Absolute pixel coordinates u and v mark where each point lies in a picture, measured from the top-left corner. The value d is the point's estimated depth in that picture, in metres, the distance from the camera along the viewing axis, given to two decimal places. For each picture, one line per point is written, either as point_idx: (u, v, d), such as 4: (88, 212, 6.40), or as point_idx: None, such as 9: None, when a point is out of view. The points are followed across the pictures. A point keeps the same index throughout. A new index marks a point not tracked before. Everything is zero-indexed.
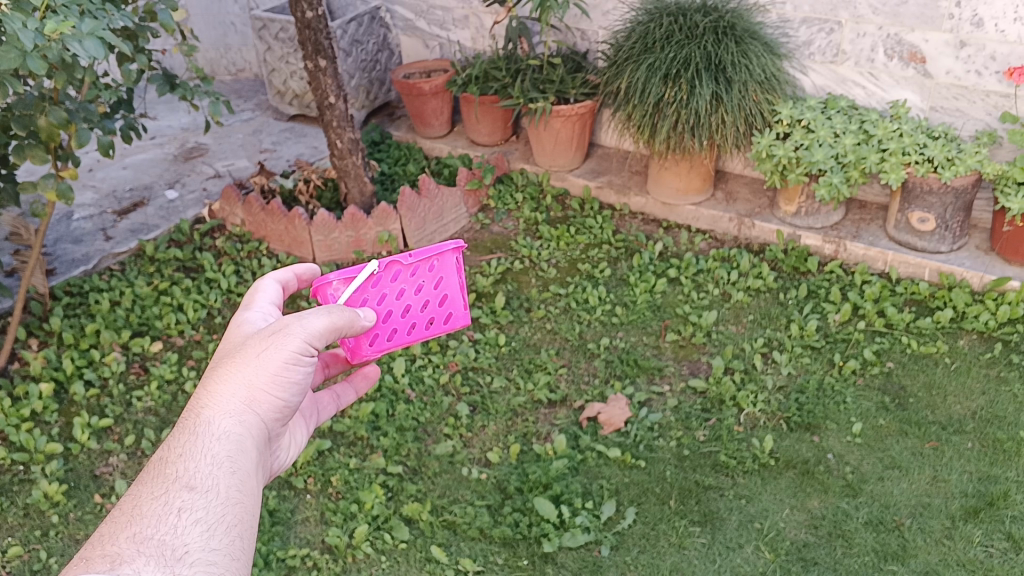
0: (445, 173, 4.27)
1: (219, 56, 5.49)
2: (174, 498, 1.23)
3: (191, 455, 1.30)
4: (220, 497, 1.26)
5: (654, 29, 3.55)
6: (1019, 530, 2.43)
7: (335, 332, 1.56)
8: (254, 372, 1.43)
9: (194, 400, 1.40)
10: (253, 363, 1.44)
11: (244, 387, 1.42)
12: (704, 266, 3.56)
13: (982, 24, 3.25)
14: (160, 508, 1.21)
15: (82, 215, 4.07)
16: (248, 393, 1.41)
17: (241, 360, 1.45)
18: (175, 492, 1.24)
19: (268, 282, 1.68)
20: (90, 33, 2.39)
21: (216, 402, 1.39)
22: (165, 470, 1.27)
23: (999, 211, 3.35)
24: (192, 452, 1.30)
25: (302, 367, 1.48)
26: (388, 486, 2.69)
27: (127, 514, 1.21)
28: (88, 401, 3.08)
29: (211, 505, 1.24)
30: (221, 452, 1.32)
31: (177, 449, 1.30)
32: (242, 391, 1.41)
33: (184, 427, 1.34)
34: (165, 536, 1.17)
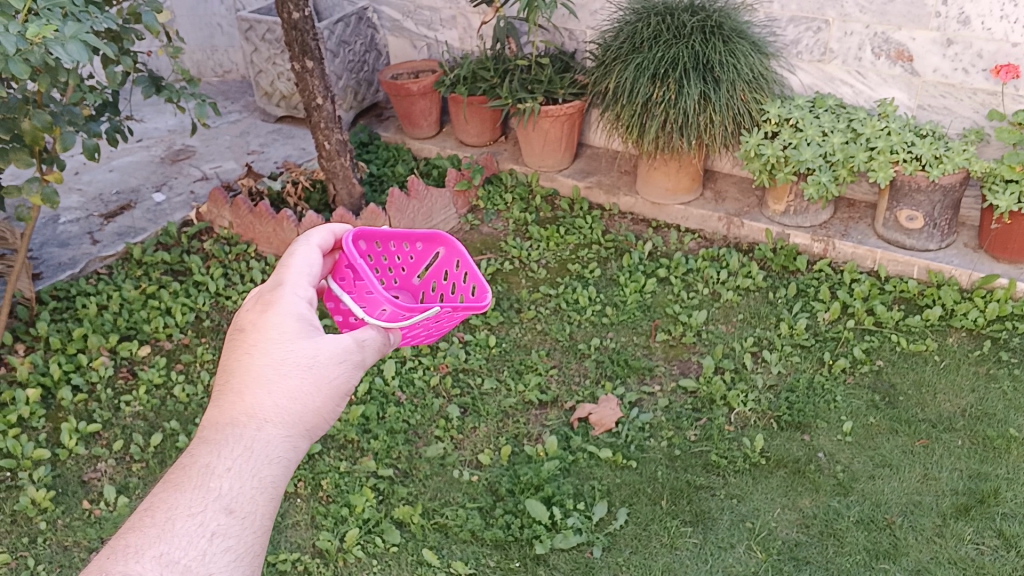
0: (434, 174, 4.26)
1: (206, 58, 5.47)
2: (210, 520, 1.04)
3: (239, 471, 1.07)
4: (256, 535, 1.08)
5: (642, 28, 3.54)
6: (1010, 527, 2.44)
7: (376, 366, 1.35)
8: (317, 394, 1.19)
9: (241, 393, 1.15)
10: (317, 381, 1.20)
11: (304, 407, 1.17)
12: (694, 266, 3.56)
13: (968, 22, 3.25)
14: (193, 529, 1.03)
15: (69, 218, 4.04)
16: (307, 415, 1.17)
17: (300, 365, 1.20)
18: (212, 513, 1.05)
19: (309, 250, 1.38)
20: (73, 37, 2.37)
21: (273, 413, 1.14)
22: (208, 483, 1.06)
23: (987, 208, 3.36)
24: (242, 467, 1.08)
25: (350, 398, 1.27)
26: (379, 489, 2.67)
27: (157, 528, 1.03)
28: (75, 407, 3.06)
29: (246, 538, 1.06)
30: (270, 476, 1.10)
31: (226, 460, 1.08)
32: (301, 408, 1.17)
33: (232, 431, 1.10)
34: (191, 564, 1.01)
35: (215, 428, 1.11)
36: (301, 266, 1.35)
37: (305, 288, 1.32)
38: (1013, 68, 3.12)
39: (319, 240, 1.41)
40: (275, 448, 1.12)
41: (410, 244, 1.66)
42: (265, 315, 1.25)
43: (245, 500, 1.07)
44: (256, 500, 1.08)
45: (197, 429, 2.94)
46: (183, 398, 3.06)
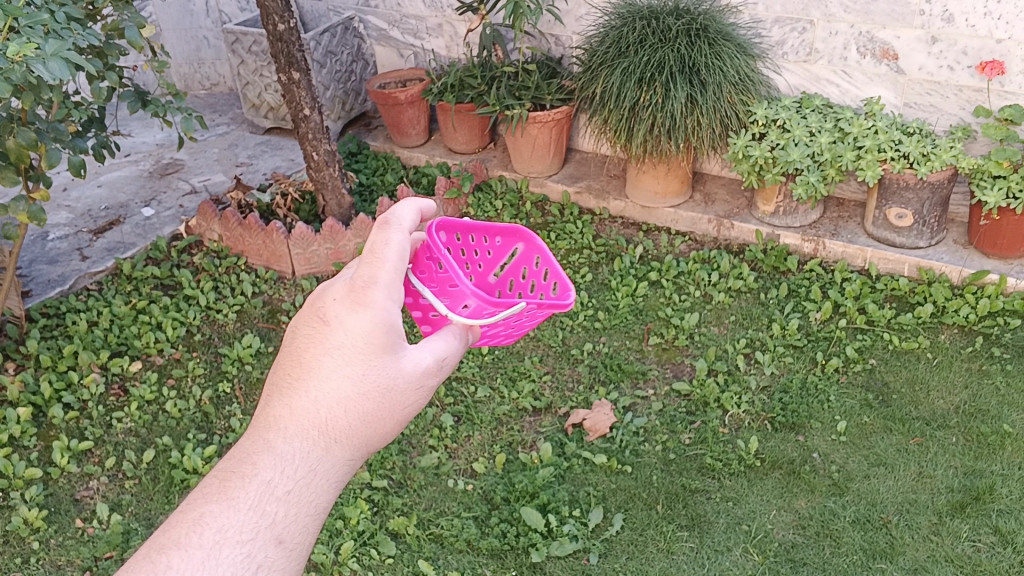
0: (424, 182, 4.25)
1: (192, 71, 5.45)
2: (258, 551, 0.84)
3: (301, 502, 0.87)
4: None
5: (627, 33, 3.54)
6: (1006, 523, 2.44)
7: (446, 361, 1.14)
8: (393, 421, 0.97)
9: (314, 399, 0.91)
10: (396, 403, 0.97)
11: (373, 436, 0.95)
12: (685, 268, 3.56)
13: (952, 20, 3.26)
14: (238, 560, 0.83)
15: (57, 235, 4.02)
16: (377, 439, 0.96)
17: (383, 378, 0.97)
18: (261, 544, 0.85)
19: (404, 215, 1.04)
20: (54, 54, 2.37)
21: (344, 437, 0.92)
22: (264, 506, 0.85)
23: (976, 205, 3.36)
24: (301, 496, 0.87)
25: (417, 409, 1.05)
26: (373, 500, 2.66)
27: (202, 552, 0.82)
28: (67, 424, 3.04)
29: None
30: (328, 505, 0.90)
31: (287, 482, 0.87)
32: (373, 432, 0.95)
33: (300, 447, 0.88)
34: None
35: (281, 438, 0.89)
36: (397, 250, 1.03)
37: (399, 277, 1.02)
38: (999, 64, 3.13)
39: (410, 219, 1.05)
40: (339, 479, 0.91)
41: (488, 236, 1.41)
42: (354, 306, 0.97)
43: (298, 531, 0.87)
44: (308, 537, 0.89)
45: (190, 444, 2.93)
46: (175, 413, 3.04)
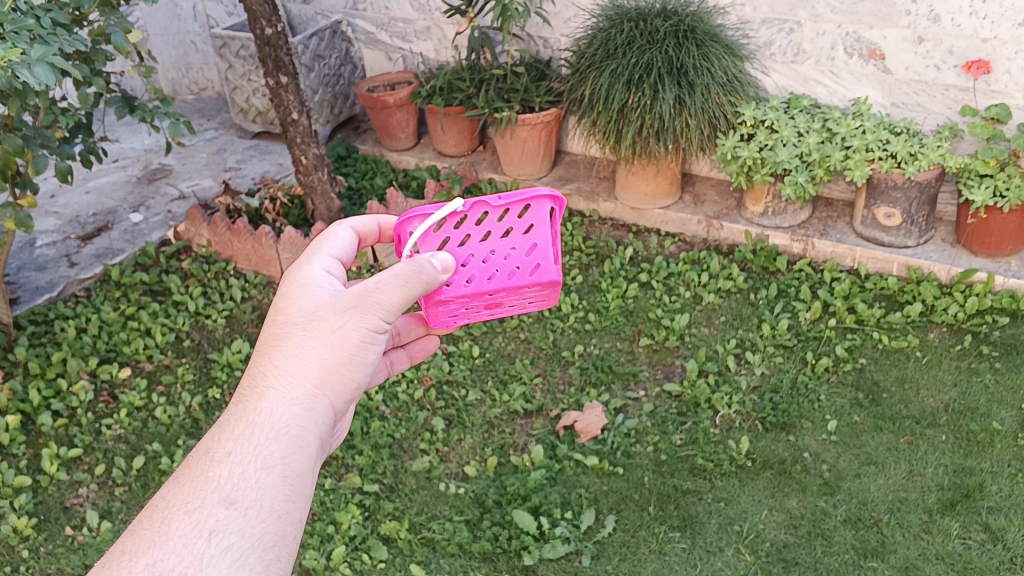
0: (413, 185, 4.25)
1: (180, 76, 5.44)
2: (208, 516, 1.11)
3: (238, 459, 1.17)
4: (258, 524, 1.13)
5: (615, 35, 3.54)
6: (996, 520, 2.45)
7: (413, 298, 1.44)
8: (323, 345, 1.32)
9: (257, 370, 1.30)
10: (326, 345, 1.33)
11: (308, 366, 1.31)
12: (675, 270, 3.56)
13: (938, 20, 3.28)
14: (190, 529, 1.09)
15: (45, 241, 4.00)
16: (315, 369, 1.31)
17: (311, 331, 1.33)
18: (208, 509, 1.12)
19: (339, 229, 1.56)
20: (40, 60, 2.35)
21: (278, 376, 1.28)
22: (207, 475, 1.15)
23: (963, 204, 3.38)
24: (239, 454, 1.18)
25: (373, 345, 1.37)
26: (365, 505, 2.66)
27: (153, 530, 1.09)
28: (56, 432, 3.03)
29: (248, 528, 1.12)
30: (274, 452, 1.20)
31: (225, 449, 1.18)
32: (307, 365, 1.30)
33: (239, 416, 1.23)
34: (186, 569, 1.05)
35: (226, 416, 1.24)
36: (328, 240, 1.54)
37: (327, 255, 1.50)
38: (985, 63, 3.15)
39: (347, 232, 1.57)
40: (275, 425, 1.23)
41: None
42: (284, 297, 1.41)
43: (240, 487, 1.15)
44: (252, 491, 1.15)
45: (180, 450, 2.92)
46: (165, 419, 3.03)
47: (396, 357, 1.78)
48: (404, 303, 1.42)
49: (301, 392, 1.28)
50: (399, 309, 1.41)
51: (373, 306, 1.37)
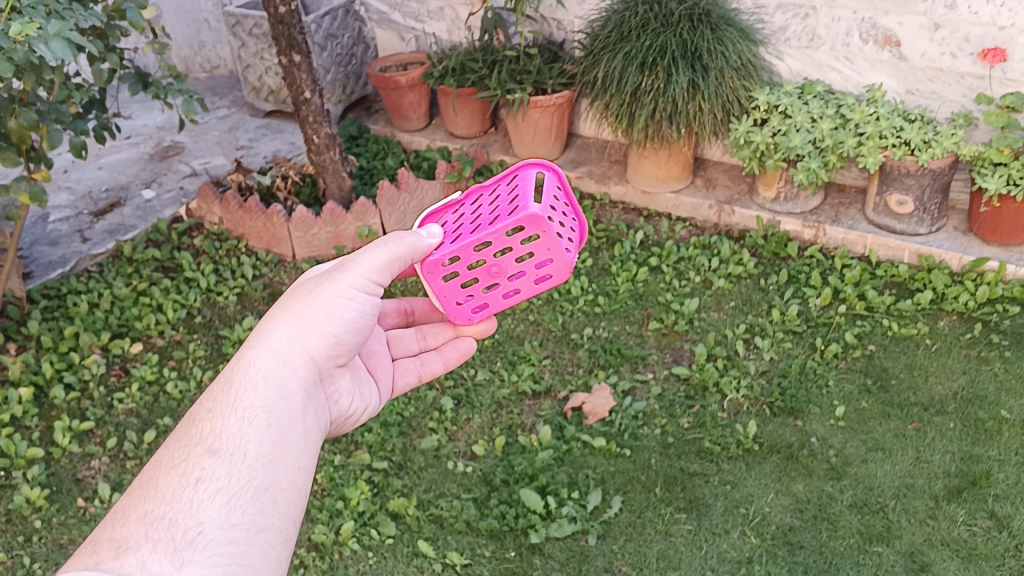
0: (425, 166, 4.25)
1: (193, 53, 5.44)
2: (195, 466, 1.24)
3: (223, 413, 1.33)
4: (240, 470, 1.27)
5: (630, 17, 3.53)
6: (1002, 507, 2.46)
7: (401, 262, 1.59)
8: (305, 307, 1.54)
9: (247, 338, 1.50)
10: (308, 307, 1.54)
11: (291, 324, 1.52)
12: (685, 254, 3.56)
13: (955, 6, 3.26)
14: (178, 478, 1.22)
15: (58, 217, 4.02)
16: (298, 326, 1.52)
17: (296, 301, 1.55)
18: (194, 461, 1.25)
19: None
20: (56, 36, 2.36)
21: (264, 333, 1.49)
22: (192, 430, 1.30)
23: (976, 192, 3.37)
24: (222, 409, 1.34)
25: (353, 304, 1.57)
26: (373, 481, 2.68)
27: (143, 488, 1.22)
28: (68, 405, 3.06)
29: (232, 472, 1.26)
30: (257, 403, 1.37)
31: (209, 406, 1.34)
32: (292, 325, 1.52)
33: (227, 374, 1.41)
34: (177, 515, 1.17)
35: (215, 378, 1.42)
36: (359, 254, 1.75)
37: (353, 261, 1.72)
38: (1001, 51, 3.13)
39: None
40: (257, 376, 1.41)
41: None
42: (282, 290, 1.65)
43: (222, 438, 1.29)
44: (233, 442, 1.30)
45: None
46: (176, 394, 3.05)
47: (429, 358, 1.92)
48: (389, 267, 1.60)
49: (284, 345, 1.49)
50: (383, 271, 1.60)
51: (353, 267, 1.58)
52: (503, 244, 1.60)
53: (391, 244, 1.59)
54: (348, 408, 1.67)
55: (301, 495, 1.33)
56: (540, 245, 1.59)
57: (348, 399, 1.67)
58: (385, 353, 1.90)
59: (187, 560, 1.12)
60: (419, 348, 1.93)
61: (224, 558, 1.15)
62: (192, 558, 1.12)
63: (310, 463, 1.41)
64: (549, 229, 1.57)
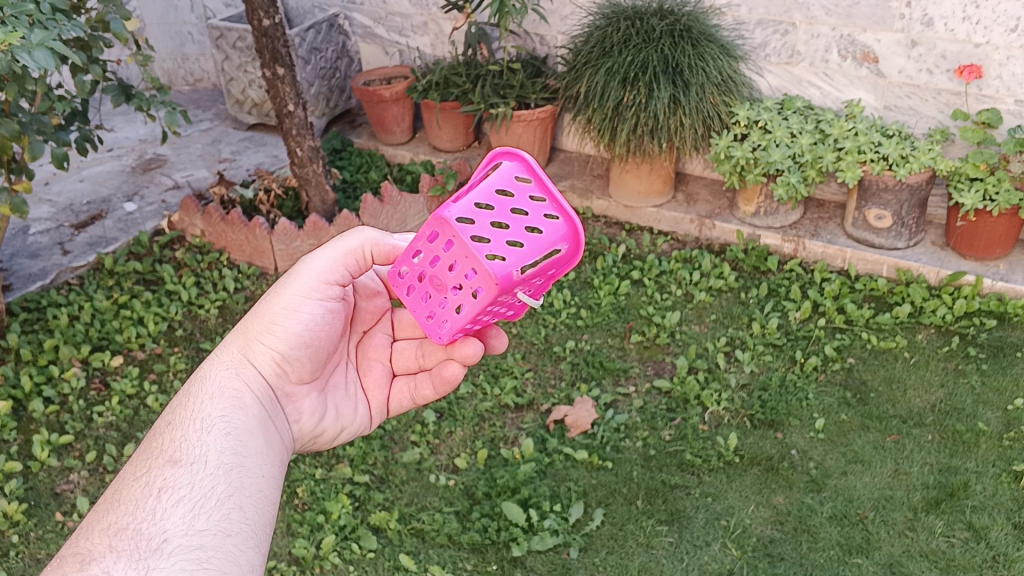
0: (408, 180, 4.26)
1: (176, 66, 5.44)
2: (158, 476, 1.25)
3: (182, 425, 1.35)
4: (204, 478, 1.26)
5: (612, 33, 3.56)
6: (980, 519, 2.48)
7: (353, 257, 1.56)
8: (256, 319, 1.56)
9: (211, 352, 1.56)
10: (258, 318, 1.57)
11: (242, 338, 1.56)
12: (667, 268, 3.58)
13: (931, 24, 3.31)
14: (142, 490, 1.23)
15: (38, 229, 4.00)
16: (246, 339, 1.56)
17: (253, 312, 1.58)
18: (155, 472, 1.26)
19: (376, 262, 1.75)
20: (40, 45, 2.36)
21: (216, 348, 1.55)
22: (150, 445, 1.33)
23: (953, 207, 3.41)
24: (179, 422, 1.36)
25: (299, 312, 1.55)
26: (355, 495, 2.67)
27: (107, 503, 1.24)
28: (47, 418, 3.04)
29: (194, 480, 1.26)
30: (212, 414, 1.40)
31: (166, 419, 1.38)
32: (242, 339, 1.57)
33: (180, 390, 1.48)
34: (142, 526, 1.18)
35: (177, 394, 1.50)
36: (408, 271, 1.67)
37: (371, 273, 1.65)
38: (977, 68, 3.18)
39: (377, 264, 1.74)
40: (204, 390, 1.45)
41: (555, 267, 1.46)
42: None
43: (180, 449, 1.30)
44: (193, 452, 1.30)
45: None
46: (156, 407, 3.04)
47: (422, 381, 1.73)
48: (342, 264, 1.57)
49: (232, 358, 1.54)
50: (335, 270, 1.56)
51: (301, 271, 1.57)
52: (429, 250, 1.44)
53: (345, 238, 1.56)
54: (315, 427, 1.63)
55: (268, 500, 1.31)
56: (458, 250, 1.39)
57: (311, 420, 1.62)
58: (385, 370, 1.74)
59: (152, 567, 1.12)
60: (417, 366, 1.74)
61: (191, 564, 1.14)
62: (156, 564, 1.12)
63: (277, 470, 1.40)
64: (460, 230, 1.38)
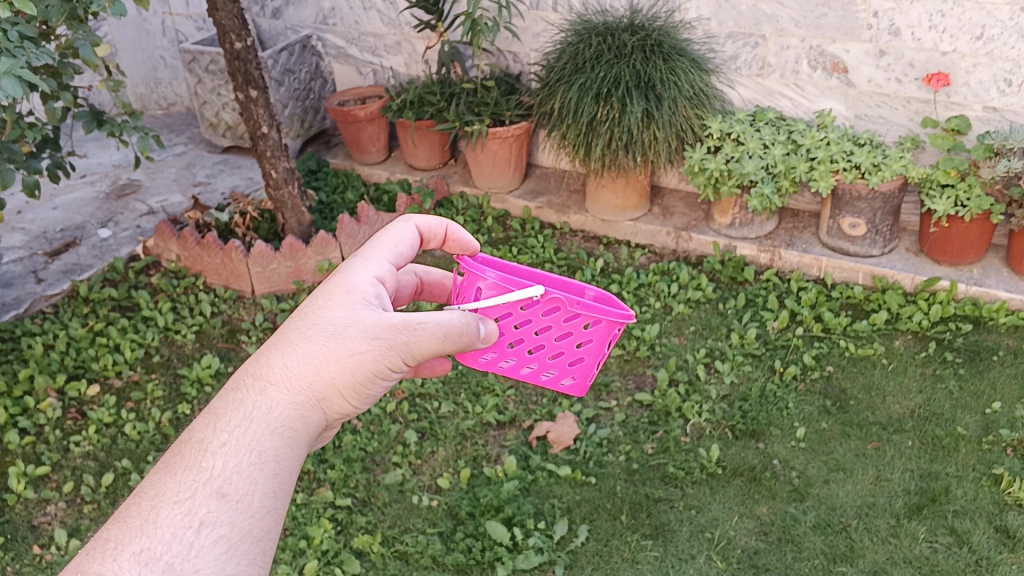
0: (385, 199, 4.26)
1: (149, 91, 5.41)
2: (198, 507, 1.01)
3: (237, 452, 1.06)
4: (252, 524, 1.03)
5: (584, 49, 3.58)
6: (962, 523, 2.49)
7: (442, 352, 1.35)
8: (335, 361, 1.21)
9: (265, 358, 1.18)
10: (338, 355, 1.22)
11: (314, 369, 1.19)
12: (645, 281, 3.59)
13: (899, 33, 3.35)
14: (180, 519, 0.99)
15: (11, 258, 3.95)
16: (321, 385, 1.18)
17: (332, 343, 1.22)
18: (200, 499, 1.01)
19: (404, 226, 1.49)
20: (7, 73, 2.33)
21: (279, 370, 1.17)
22: (197, 463, 1.04)
23: (926, 214, 3.45)
24: (234, 447, 1.07)
25: (382, 379, 1.27)
26: (337, 519, 2.65)
27: (140, 518, 0.99)
28: (23, 450, 3.00)
29: (240, 519, 1.02)
30: (270, 451, 1.09)
31: (219, 438, 1.07)
32: (310, 378, 1.18)
33: (232, 403, 1.12)
34: (174, 558, 0.96)
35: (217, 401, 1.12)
36: (387, 235, 1.47)
37: (378, 259, 1.41)
38: (944, 76, 3.22)
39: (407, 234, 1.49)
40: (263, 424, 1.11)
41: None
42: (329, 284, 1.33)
43: (235, 481, 1.04)
44: (247, 484, 1.05)
45: (150, 466, 2.90)
46: (134, 436, 3.00)
47: None
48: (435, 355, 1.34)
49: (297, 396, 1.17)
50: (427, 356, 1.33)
51: (405, 351, 1.28)
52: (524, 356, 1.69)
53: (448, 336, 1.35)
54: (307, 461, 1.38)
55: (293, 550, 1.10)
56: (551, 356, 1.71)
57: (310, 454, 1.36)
58: None
59: None
60: None
61: None
62: None
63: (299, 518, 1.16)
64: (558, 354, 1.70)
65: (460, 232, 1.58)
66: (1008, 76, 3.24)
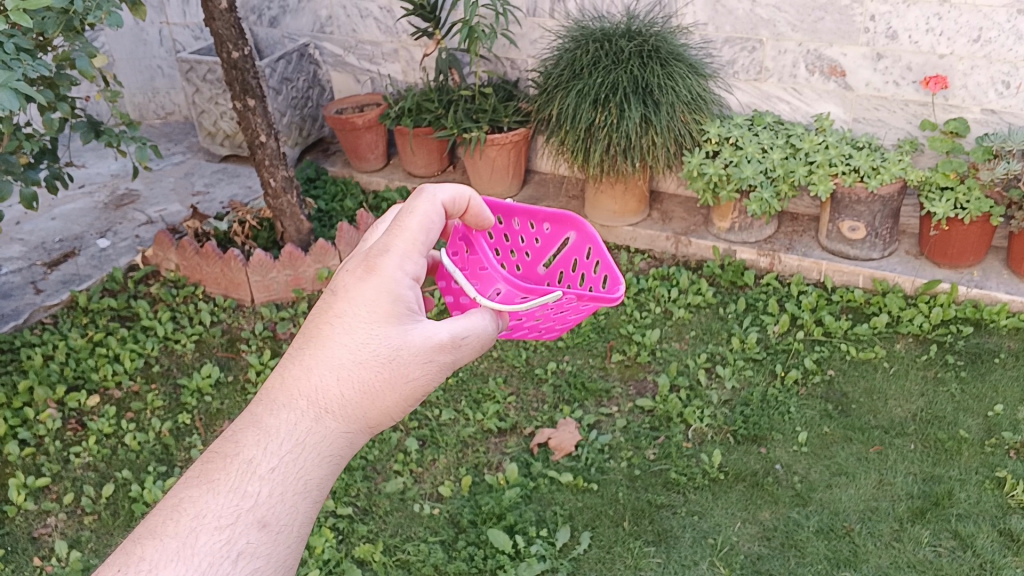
0: (384, 207, 4.26)
1: (147, 100, 5.41)
2: (240, 537, 0.93)
3: (286, 483, 0.97)
4: (290, 556, 0.97)
5: (581, 55, 3.58)
6: (965, 527, 2.48)
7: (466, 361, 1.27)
8: (390, 388, 1.09)
9: (318, 373, 1.04)
10: (393, 377, 1.10)
11: (369, 396, 1.07)
12: (645, 286, 3.58)
13: (896, 37, 3.35)
14: (219, 548, 0.92)
15: (10, 269, 3.95)
16: (373, 412, 1.08)
17: (388, 364, 1.10)
18: (242, 528, 0.94)
19: (431, 205, 1.24)
20: (3, 86, 2.32)
21: (337, 395, 1.04)
22: (244, 488, 0.95)
23: (925, 216, 3.44)
24: (283, 476, 0.97)
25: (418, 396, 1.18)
26: (338, 528, 2.64)
27: (178, 541, 0.91)
28: (23, 461, 2.99)
29: (278, 553, 0.96)
30: (316, 481, 1.00)
31: (270, 462, 0.97)
32: (362, 404, 1.06)
33: (284, 422, 1.00)
34: None
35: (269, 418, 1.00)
36: (415, 216, 1.22)
37: (414, 252, 1.20)
38: (942, 78, 3.23)
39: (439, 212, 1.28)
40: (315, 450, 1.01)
41: (539, 224, 1.62)
42: (371, 276, 1.14)
43: (280, 511, 0.96)
44: (291, 514, 0.97)
45: (151, 477, 2.89)
46: (134, 446, 2.99)
47: None
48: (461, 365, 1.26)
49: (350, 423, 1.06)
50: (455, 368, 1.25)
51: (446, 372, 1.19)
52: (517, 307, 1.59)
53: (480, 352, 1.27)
54: None
55: None
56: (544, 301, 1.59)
57: None
58: None
59: None
60: None
61: None
62: None
63: None
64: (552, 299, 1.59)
65: (480, 206, 1.39)
66: (1006, 79, 3.24)
